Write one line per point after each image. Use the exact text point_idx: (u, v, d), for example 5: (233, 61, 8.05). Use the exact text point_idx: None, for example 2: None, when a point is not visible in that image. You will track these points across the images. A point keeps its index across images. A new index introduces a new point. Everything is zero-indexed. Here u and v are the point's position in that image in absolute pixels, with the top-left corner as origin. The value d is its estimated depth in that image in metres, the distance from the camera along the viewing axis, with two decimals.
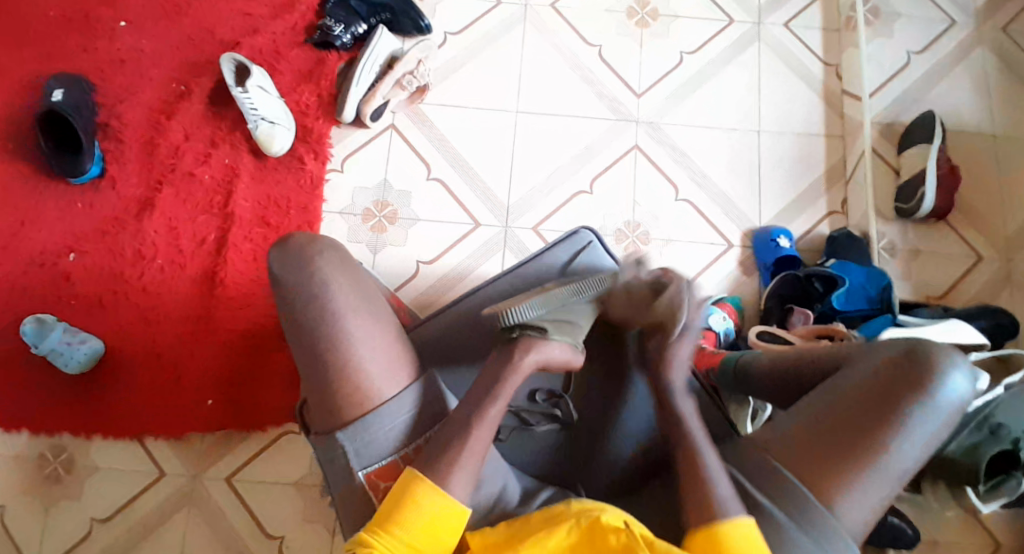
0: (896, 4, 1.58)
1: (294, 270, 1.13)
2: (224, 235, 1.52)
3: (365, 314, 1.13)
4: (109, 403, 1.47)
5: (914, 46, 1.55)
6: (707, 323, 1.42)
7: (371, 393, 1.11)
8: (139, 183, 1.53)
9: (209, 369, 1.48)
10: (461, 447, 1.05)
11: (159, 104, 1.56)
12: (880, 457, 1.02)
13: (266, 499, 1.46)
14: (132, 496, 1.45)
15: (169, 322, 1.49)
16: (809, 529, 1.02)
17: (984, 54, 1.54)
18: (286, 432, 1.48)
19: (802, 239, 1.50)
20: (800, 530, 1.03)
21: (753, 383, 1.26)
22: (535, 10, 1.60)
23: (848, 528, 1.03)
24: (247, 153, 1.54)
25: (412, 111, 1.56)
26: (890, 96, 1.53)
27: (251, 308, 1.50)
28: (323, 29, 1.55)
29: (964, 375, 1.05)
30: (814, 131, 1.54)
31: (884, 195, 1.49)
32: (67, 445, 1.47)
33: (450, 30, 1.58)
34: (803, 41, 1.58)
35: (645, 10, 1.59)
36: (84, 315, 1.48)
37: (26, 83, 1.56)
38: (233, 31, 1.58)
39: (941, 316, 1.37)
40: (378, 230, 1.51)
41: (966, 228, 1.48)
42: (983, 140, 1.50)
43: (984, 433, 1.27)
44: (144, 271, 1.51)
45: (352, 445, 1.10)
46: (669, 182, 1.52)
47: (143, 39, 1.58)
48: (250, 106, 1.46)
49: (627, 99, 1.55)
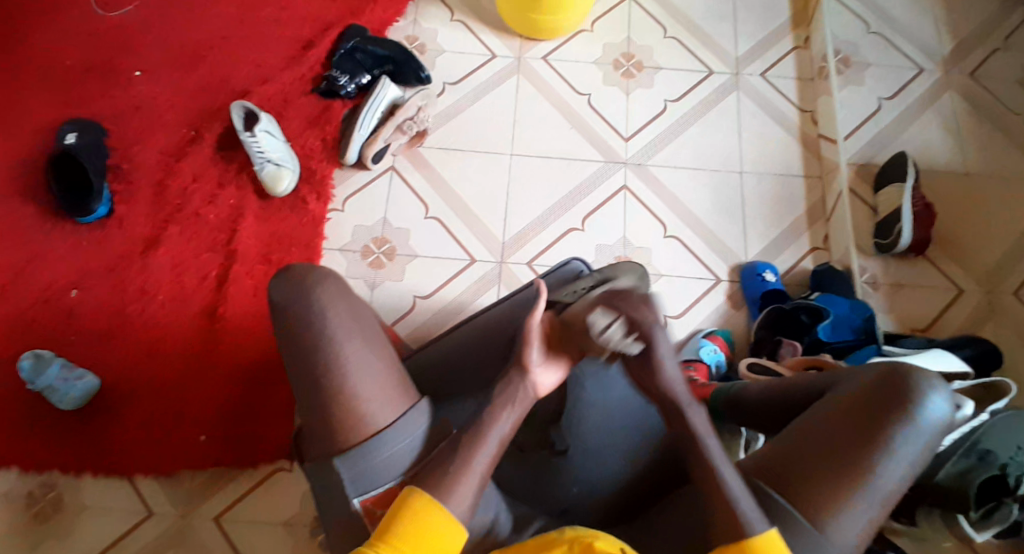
0: (865, 55, 1.68)
1: (291, 297, 1.13)
2: (226, 271, 1.55)
3: (362, 342, 1.12)
4: (106, 436, 1.47)
5: (885, 93, 1.65)
6: (698, 356, 1.45)
7: (367, 420, 1.09)
8: (146, 222, 1.58)
9: (206, 405, 1.49)
10: (462, 460, 1.05)
11: (169, 148, 1.63)
12: (868, 478, 1.04)
13: (256, 539, 1.44)
14: (119, 535, 1.43)
15: (169, 356, 1.51)
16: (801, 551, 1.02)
17: (951, 100, 1.64)
18: (279, 469, 1.47)
19: (788, 274, 1.55)
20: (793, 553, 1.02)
21: (746, 414, 1.27)
22: (527, 61, 1.69)
23: (839, 551, 1.03)
24: (252, 194, 1.60)
25: (410, 155, 1.63)
26: (864, 139, 1.62)
27: (250, 342, 1.52)
28: (329, 79, 1.63)
29: (943, 398, 1.07)
30: (794, 173, 1.62)
31: (863, 233, 1.56)
32: (56, 483, 1.45)
33: (448, 80, 1.67)
34: (780, 90, 1.68)
35: (631, 62, 1.69)
36: (84, 349, 1.50)
37: (42, 127, 1.63)
38: (243, 81, 1.67)
39: (924, 345, 1.40)
40: (377, 266, 1.55)
41: (946, 262, 1.53)
42: (955, 178, 1.58)
43: (972, 460, 1.23)
44: (146, 307, 1.53)
45: (348, 473, 1.08)
46: (658, 220, 1.58)
47: (156, 87, 1.66)
48: (258, 149, 1.53)
49: (616, 143, 1.63)
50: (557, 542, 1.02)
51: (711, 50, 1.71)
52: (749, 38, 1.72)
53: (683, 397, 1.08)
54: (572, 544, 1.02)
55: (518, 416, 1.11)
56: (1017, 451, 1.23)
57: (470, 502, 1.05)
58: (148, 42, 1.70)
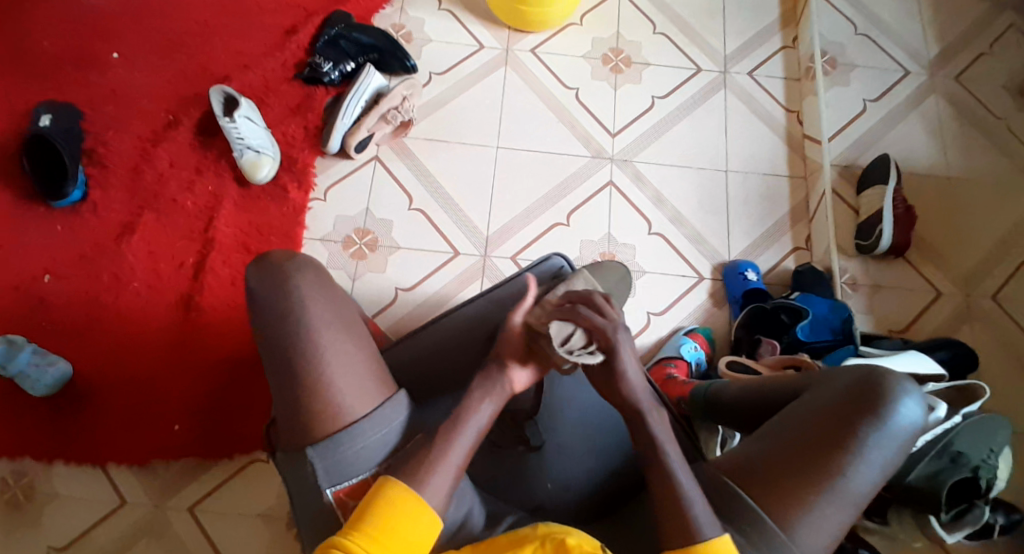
0: (852, 56, 1.69)
1: (271, 285, 1.12)
2: (203, 259, 1.53)
3: (340, 330, 1.12)
4: (78, 425, 1.44)
5: (870, 95, 1.66)
6: (678, 353, 1.46)
7: (342, 411, 1.08)
8: (122, 208, 1.55)
9: (181, 394, 1.46)
10: (443, 456, 1.05)
11: (146, 132, 1.59)
12: (837, 481, 1.04)
13: (230, 530, 1.42)
14: (89, 526, 1.41)
15: (143, 343, 1.48)
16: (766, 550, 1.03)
17: (935, 103, 1.65)
18: (255, 460, 1.45)
19: (770, 274, 1.56)
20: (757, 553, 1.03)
21: (723, 411, 1.28)
22: (516, 53, 1.68)
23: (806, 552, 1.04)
24: (231, 181, 1.57)
25: (395, 145, 1.61)
26: (848, 141, 1.62)
27: (227, 332, 1.50)
28: (312, 66, 1.60)
29: (915, 402, 1.08)
30: (779, 172, 1.62)
31: (845, 233, 1.57)
32: (27, 470, 1.43)
33: (434, 70, 1.65)
34: (766, 90, 1.68)
35: (619, 57, 1.68)
36: (55, 336, 1.47)
37: (13, 108, 1.58)
38: (223, 66, 1.63)
39: (901, 347, 1.41)
40: (358, 258, 1.53)
41: (925, 264, 1.54)
42: (936, 182, 1.59)
43: (945, 461, 1.24)
44: (120, 294, 1.50)
45: (322, 464, 1.07)
46: (642, 217, 1.58)
47: (134, 70, 1.62)
48: (237, 135, 1.50)
49: (603, 139, 1.62)
50: (528, 540, 1.02)
51: (699, 47, 1.70)
52: (738, 37, 1.72)
53: (644, 399, 1.10)
54: (542, 541, 1.01)
55: (495, 408, 1.11)
56: (988, 454, 1.26)
57: (447, 493, 1.04)
58: (127, 24, 1.66)
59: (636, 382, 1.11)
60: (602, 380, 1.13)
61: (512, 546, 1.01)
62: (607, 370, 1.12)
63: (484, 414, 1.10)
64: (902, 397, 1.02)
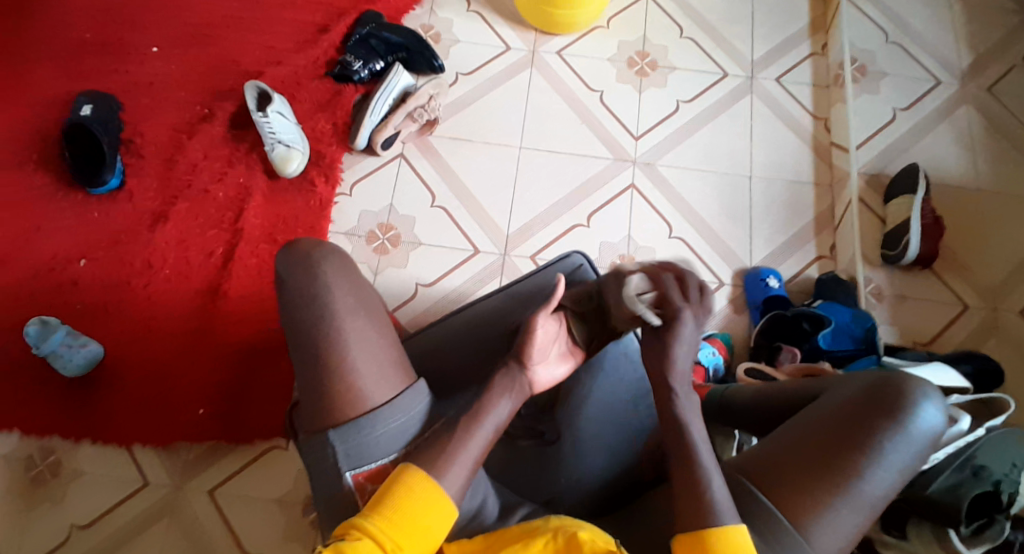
0: (882, 64, 1.67)
1: (298, 272, 1.15)
2: (231, 249, 1.57)
3: (364, 316, 1.15)
4: (106, 405, 1.48)
5: (900, 104, 1.64)
6: (696, 358, 1.44)
7: (364, 396, 1.12)
8: (156, 197, 1.60)
9: (205, 380, 1.50)
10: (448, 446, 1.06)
11: (182, 125, 1.64)
12: (854, 483, 1.04)
13: (248, 514, 1.45)
14: (113, 504, 1.45)
15: (171, 329, 1.52)
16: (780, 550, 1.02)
17: (967, 113, 1.62)
18: (273, 447, 1.49)
19: (792, 281, 1.54)
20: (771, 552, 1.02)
21: (738, 415, 1.27)
22: (541, 55, 1.69)
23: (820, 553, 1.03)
24: (261, 174, 1.61)
25: (420, 143, 1.63)
26: (876, 149, 1.60)
27: (251, 320, 1.53)
28: (343, 63, 1.64)
29: (935, 405, 1.07)
30: (804, 179, 1.61)
31: (870, 243, 1.54)
32: (55, 447, 1.47)
33: (461, 70, 1.68)
34: (794, 96, 1.67)
35: (645, 61, 1.69)
36: (88, 319, 1.52)
37: (58, 99, 1.64)
38: (258, 62, 1.68)
39: (925, 358, 1.39)
40: (381, 252, 1.56)
41: (951, 276, 1.51)
42: (967, 193, 1.56)
43: (966, 475, 1.22)
44: (150, 281, 1.55)
45: (342, 446, 1.10)
46: (664, 220, 1.58)
47: (172, 64, 1.68)
48: (269, 129, 1.54)
49: (626, 141, 1.63)
50: (540, 532, 1.03)
51: (726, 52, 1.70)
52: (766, 42, 1.71)
53: (678, 385, 1.11)
54: (555, 533, 1.03)
55: (513, 405, 1.12)
56: (1010, 469, 1.23)
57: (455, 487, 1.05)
58: (168, 20, 1.71)
59: (682, 368, 1.11)
60: (654, 358, 1.13)
61: (525, 536, 1.03)
62: (661, 340, 1.12)
63: (501, 410, 1.11)
64: (920, 399, 1.02)
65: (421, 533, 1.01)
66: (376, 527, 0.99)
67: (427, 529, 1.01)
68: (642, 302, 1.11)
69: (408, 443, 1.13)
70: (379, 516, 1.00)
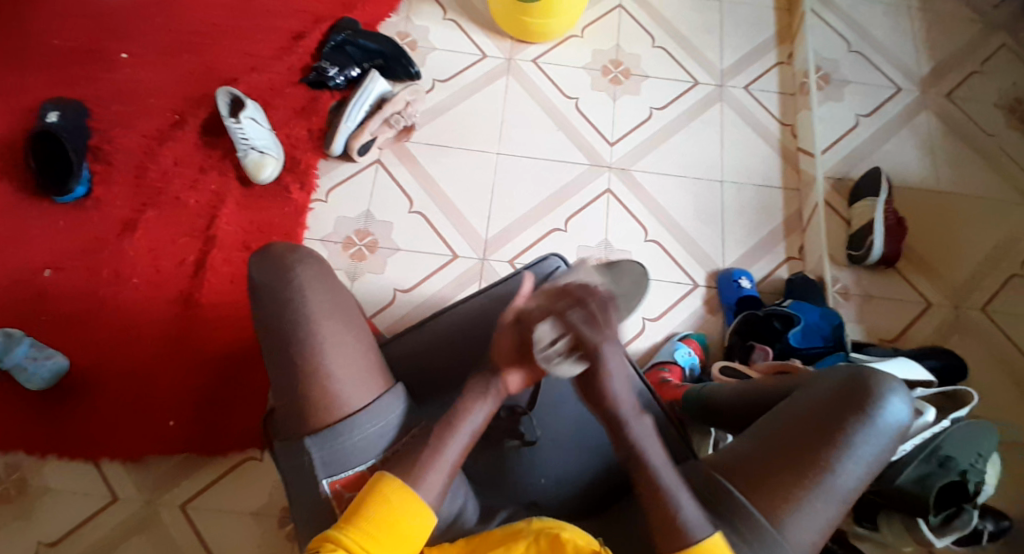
0: (846, 72, 1.73)
1: (272, 276, 1.12)
2: (204, 257, 1.54)
3: (339, 319, 1.12)
4: (74, 419, 1.44)
5: (863, 111, 1.69)
6: (672, 358, 1.47)
7: (342, 401, 1.09)
8: (125, 205, 1.56)
9: (177, 390, 1.47)
10: (434, 450, 1.05)
11: (152, 131, 1.61)
12: (825, 477, 1.06)
13: (222, 528, 1.41)
14: (82, 521, 1.40)
15: (141, 339, 1.49)
16: (756, 547, 1.04)
17: (926, 120, 1.69)
18: (249, 458, 1.45)
19: (763, 282, 1.58)
20: (747, 548, 1.04)
21: (718, 414, 1.28)
22: (518, 63, 1.71)
23: (796, 547, 1.05)
24: (234, 181, 1.59)
25: (397, 149, 1.63)
26: (841, 154, 1.66)
27: (225, 329, 1.50)
28: (318, 70, 1.63)
29: (901, 399, 1.09)
30: (773, 184, 1.65)
31: (837, 244, 1.59)
32: (19, 465, 1.43)
33: (438, 78, 1.68)
34: (762, 103, 1.72)
35: (619, 69, 1.72)
36: (54, 330, 1.47)
37: (22, 105, 1.60)
38: (231, 68, 1.66)
39: (891, 353, 1.43)
40: (358, 258, 1.55)
41: (915, 275, 1.57)
42: (927, 195, 1.62)
43: (932, 466, 1.24)
44: (120, 290, 1.51)
45: (320, 453, 1.08)
46: (639, 224, 1.60)
47: (142, 70, 1.65)
48: (241, 135, 1.52)
49: (601, 147, 1.65)
50: (523, 534, 1.01)
51: (697, 61, 1.74)
52: (735, 51, 1.76)
53: (626, 406, 1.07)
54: (538, 534, 1.01)
55: (491, 409, 1.10)
56: (976, 458, 1.24)
57: (441, 490, 1.04)
58: (137, 25, 1.69)
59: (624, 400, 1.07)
60: (590, 395, 1.08)
61: (507, 539, 1.01)
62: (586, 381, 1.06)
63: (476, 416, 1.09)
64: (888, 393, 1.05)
65: (398, 540, 1.00)
66: (351, 538, 0.98)
67: (404, 535, 1.00)
68: (552, 353, 1.05)
69: (387, 447, 1.10)
70: (352, 527, 0.99)
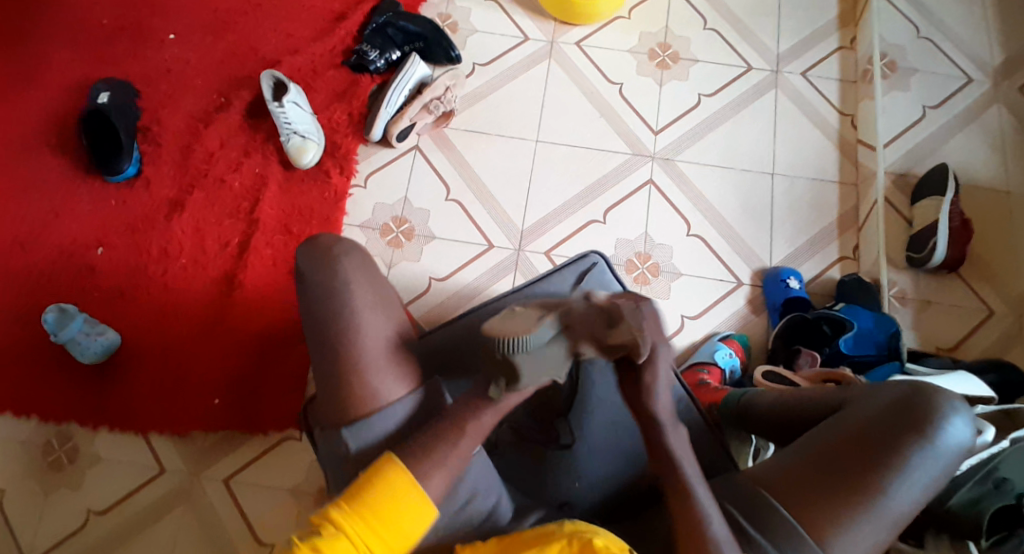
0: (913, 59, 1.62)
1: (316, 269, 1.12)
2: (247, 239, 1.56)
3: (380, 314, 1.12)
4: (119, 395, 1.49)
5: (929, 101, 1.58)
6: (711, 359, 1.42)
7: (380, 392, 1.08)
8: (171, 186, 1.59)
9: (218, 371, 1.50)
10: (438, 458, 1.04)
11: (198, 113, 1.63)
12: (877, 497, 1.00)
13: (261, 505, 1.45)
14: (130, 490, 1.46)
15: (184, 318, 1.52)
16: None
17: (998, 112, 1.57)
18: (287, 438, 1.49)
19: (813, 282, 1.51)
20: None
21: (757, 421, 1.21)
22: (560, 46, 1.66)
23: None
24: (277, 164, 1.60)
25: (436, 135, 1.61)
26: (905, 148, 1.56)
27: (265, 312, 1.53)
28: (359, 53, 1.62)
29: (963, 420, 1.04)
30: (828, 177, 1.57)
31: (896, 243, 1.50)
32: (71, 434, 1.48)
33: (478, 61, 1.65)
34: (820, 91, 1.62)
35: (667, 53, 1.65)
36: (104, 307, 1.52)
37: (76, 86, 1.64)
38: (275, 50, 1.66)
39: (949, 367, 1.34)
40: (395, 245, 1.55)
41: (979, 280, 1.47)
42: (997, 196, 1.51)
43: (987, 488, 1.15)
44: (167, 269, 1.55)
45: (354, 445, 1.06)
46: (682, 218, 1.55)
47: (189, 51, 1.67)
48: (285, 119, 1.52)
49: (645, 134, 1.60)
50: (555, 537, 0.98)
51: (750, 44, 1.66)
52: (792, 35, 1.66)
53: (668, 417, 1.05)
54: (570, 539, 0.98)
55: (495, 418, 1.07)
56: None
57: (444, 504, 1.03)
58: (185, 6, 1.70)
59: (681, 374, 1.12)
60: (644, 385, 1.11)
61: (539, 541, 0.98)
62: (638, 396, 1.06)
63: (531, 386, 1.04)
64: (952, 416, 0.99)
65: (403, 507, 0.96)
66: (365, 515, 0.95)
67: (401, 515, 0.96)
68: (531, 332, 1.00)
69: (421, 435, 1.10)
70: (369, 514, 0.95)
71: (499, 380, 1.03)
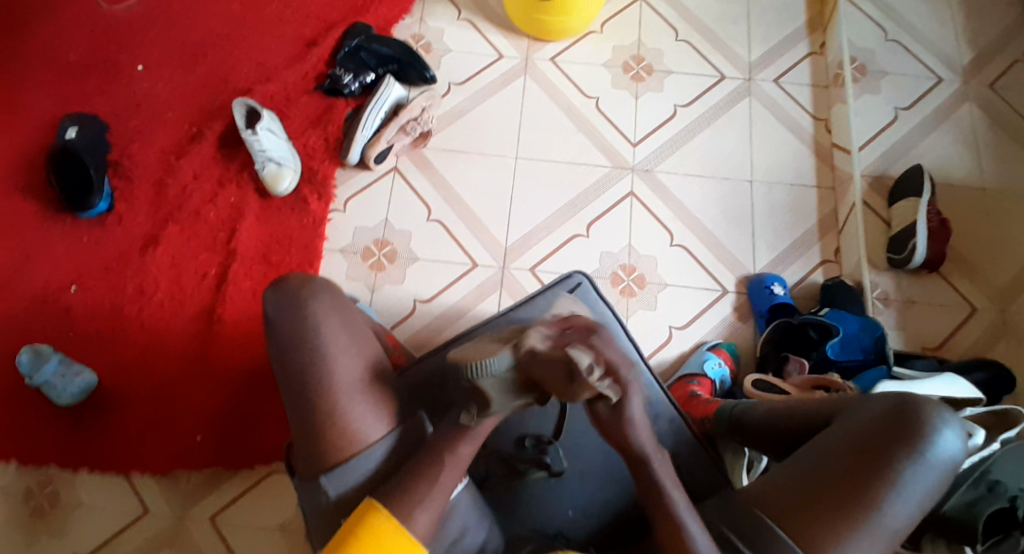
0: (882, 63, 1.64)
1: (287, 310, 1.09)
2: (225, 271, 1.53)
3: (356, 353, 1.10)
4: (99, 437, 1.45)
5: (901, 103, 1.61)
6: (701, 370, 1.42)
7: (358, 436, 1.07)
8: (146, 221, 1.56)
9: (199, 408, 1.46)
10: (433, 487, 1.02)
11: (170, 145, 1.61)
12: (871, 512, 1.00)
13: (251, 543, 1.42)
14: (113, 535, 1.41)
15: (163, 356, 1.49)
16: None
17: (968, 112, 1.60)
18: (275, 472, 1.45)
19: (797, 287, 1.52)
20: None
21: (748, 433, 1.21)
22: (535, 63, 1.66)
23: None
24: (254, 194, 1.57)
25: (414, 157, 1.60)
26: (880, 150, 1.58)
27: (246, 344, 1.50)
28: (332, 78, 1.61)
29: (953, 431, 1.03)
30: (805, 183, 1.58)
31: (875, 246, 1.52)
32: (51, 479, 1.44)
33: (453, 81, 1.64)
34: (793, 98, 1.64)
35: (641, 65, 1.66)
36: (80, 348, 1.48)
37: (43, 123, 1.61)
38: (247, 79, 1.64)
39: (936, 368, 1.35)
40: (377, 270, 1.53)
41: (960, 279, 1.49)
42: (972, 194, 1.53)
43: (981, 491, 1.15)
44: (143, 306, 1.51)
45: (335, 490, 1.06)
46: (664, 229, 1.55)
47: (159, 83, 1.64)
48: (259, 148, 1.50)
49: (623, 147, 1.60)
50: None
51: (722, 53, 1.67)
52: (763, 44, 1.68)
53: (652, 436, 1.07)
54: None
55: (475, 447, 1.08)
56: None
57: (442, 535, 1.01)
58: (153, 38, 1.68)
59: None
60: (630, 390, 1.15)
61: None
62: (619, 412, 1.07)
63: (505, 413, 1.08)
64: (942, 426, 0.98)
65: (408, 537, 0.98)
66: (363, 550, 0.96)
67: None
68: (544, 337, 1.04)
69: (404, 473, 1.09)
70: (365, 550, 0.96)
71: (472, 406, 1.07)
